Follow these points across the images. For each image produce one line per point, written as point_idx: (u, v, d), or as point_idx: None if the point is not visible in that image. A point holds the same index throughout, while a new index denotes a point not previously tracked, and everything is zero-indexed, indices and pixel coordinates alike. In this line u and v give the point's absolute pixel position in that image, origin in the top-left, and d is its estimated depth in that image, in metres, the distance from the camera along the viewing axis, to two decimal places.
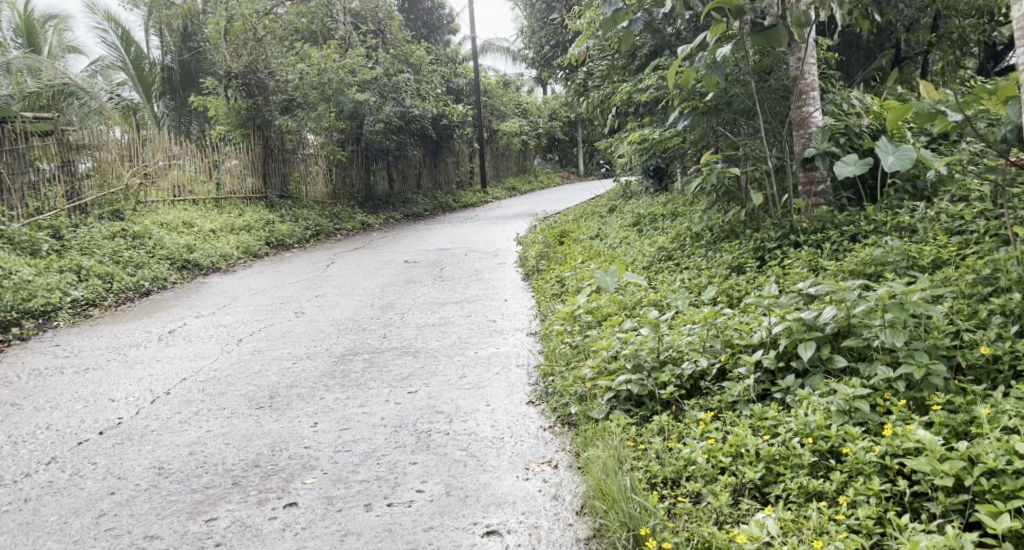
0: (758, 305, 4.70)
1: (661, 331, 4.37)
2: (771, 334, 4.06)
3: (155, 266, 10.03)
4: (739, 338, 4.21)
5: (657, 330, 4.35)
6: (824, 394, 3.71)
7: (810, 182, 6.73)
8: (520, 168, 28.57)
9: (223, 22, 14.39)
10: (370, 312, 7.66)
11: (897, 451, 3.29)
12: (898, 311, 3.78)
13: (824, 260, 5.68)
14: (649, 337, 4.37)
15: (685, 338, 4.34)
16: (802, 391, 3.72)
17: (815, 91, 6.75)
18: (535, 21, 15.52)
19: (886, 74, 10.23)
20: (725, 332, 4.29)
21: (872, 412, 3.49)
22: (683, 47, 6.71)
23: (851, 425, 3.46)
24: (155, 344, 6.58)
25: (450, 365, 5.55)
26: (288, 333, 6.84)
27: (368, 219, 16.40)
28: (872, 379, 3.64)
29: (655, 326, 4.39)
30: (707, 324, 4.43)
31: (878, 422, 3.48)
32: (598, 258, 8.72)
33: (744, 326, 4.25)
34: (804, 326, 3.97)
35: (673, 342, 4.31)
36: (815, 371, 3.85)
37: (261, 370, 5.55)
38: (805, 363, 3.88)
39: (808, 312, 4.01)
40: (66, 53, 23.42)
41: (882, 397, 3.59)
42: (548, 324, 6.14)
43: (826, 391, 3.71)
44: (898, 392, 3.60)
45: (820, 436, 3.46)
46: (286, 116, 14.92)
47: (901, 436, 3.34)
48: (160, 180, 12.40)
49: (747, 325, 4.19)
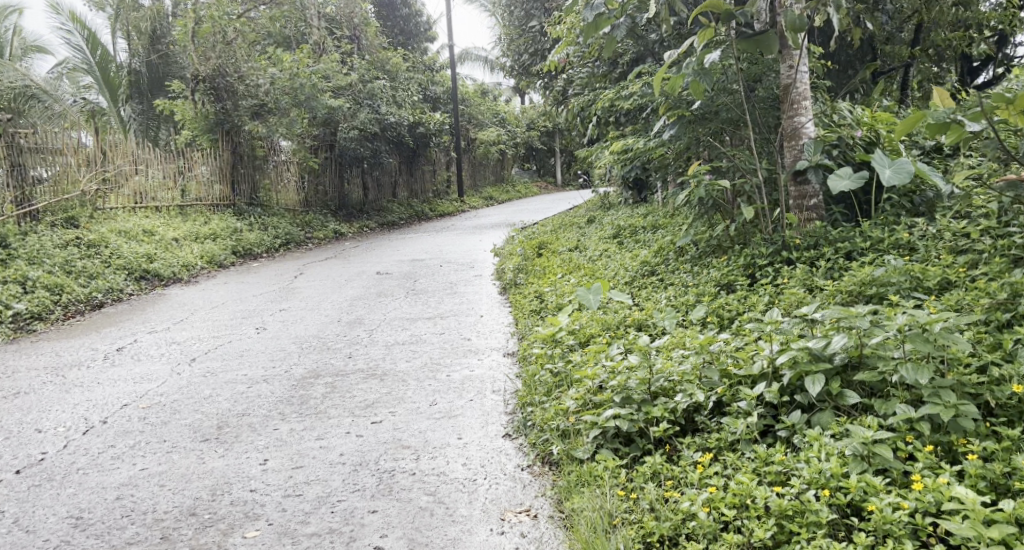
0: (753, 330, 4.33)
1: (650, 359, 3.98)
2: (773, 364, 3.68)
3: (110, 276, 9.53)
4: (737, 366, 3.83)
5: (646, 357, 3.96)
6: (837, 435, 3.37)
7: (801, 196, 6.38)
8: (497, 177, 28.20)
9: (190, 23, 13.67)
10: (337, 329, 7.23)
11: (929, 509, 2.98)
12: (921, 342, 3.43)
13: (819, 281, 5.33)
14: (638, 365, 3.98)
15: (677, 366, 3.95)
16: (812, 432, 3.36)
17: (807, 100, 6.37)
18: (513, 27, 15.16)
19: (874, 84, 9.93)
20: (721, 360, 3.91)
21: (895, 460, 3.16)
22: (670, 51, 6.35)
23: (872, 475, 3.13)
24: (99, 365, 6.13)
25: (420, 390, 5.12)
26: (246, 352, 6.40)
27: (341, 227, 15.93)
28: (892, 420, 3.30)
29: (643, 353, 4.00)
30: (701, 350, 4.04)
31: (902, 472, 3.15)
32: (578, 272, 8.34)
33: (742, 353, 3.86)
34: (811, 356, 3.60)
35: (665, 370, 3.92)
36: (824, 407, 3.50)
37: (211, 396, 5.12)
38: (812, 398, 3.53)
39: (815, 340, 3.64)
40: (30, 52, 22.87)
41: (905, 441, 3.26)
42: (526, 345, 5.74)
43: (840, 434, 3.36)
44: (922, 435, 3.28)
45: (837, 487, 3.12)
46: (256, 121, 14.43)
47: (932, 490, 3.03)
48: (120, 187, 11.87)
49: (746, 353, 3.80)
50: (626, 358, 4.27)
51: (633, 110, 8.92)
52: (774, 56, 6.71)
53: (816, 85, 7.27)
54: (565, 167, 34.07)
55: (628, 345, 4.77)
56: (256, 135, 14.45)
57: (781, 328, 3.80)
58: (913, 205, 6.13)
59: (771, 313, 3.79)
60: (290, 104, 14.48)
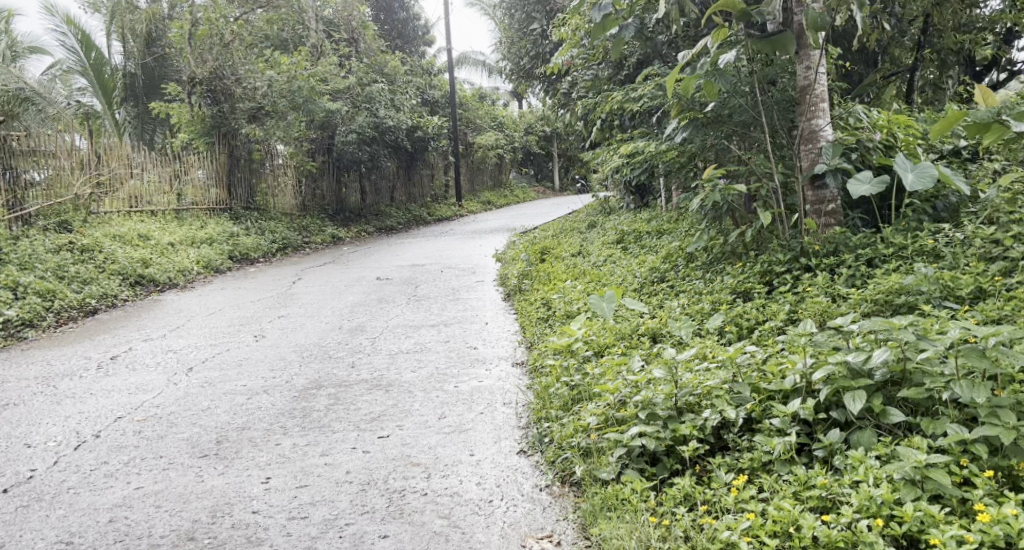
0: (781, 343, 4.15)
1: (676, 373, 3.80)
2: (807, 378, 3.52)
3: (104, 282, 9.32)
4: (768, 381, 3.66)
5: (671, 372, 3.79)
6: (884, 458, 3.21)
7: (819, 201, 6.20)
8: (495, 182, 27.99)
9: (186, 26, 13.52)
10: (338, 337, 7.02)
11: (999, 542, 2.81)
12: (975, 359, 3.26)
13: (841, 290, 5.15)
14: (663, 380, 3.80)
15: (703, 379, 3.77)
16: (856, 453, 3.21)
17: (825, 103, 6.21)
18: (513, 30, 14.98)
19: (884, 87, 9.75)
20: (751, 373, 3.74)
21: (951, 486, 3.02)
22: (683, 51, 6.19)
23: (928, 503, 2.98)
24: (92, 375, 5.91)
25: (427, 402, 4.90)
26: (245, 361, 6.19)
27: (339, 232, 15.71)
28: (945, 442, 3.15)
29: (667, 368, 3.82)
30: (728, 363, 3.86)
31: (960, 499, 3.01)
32: (585, 278, 8.15)
33: (773, 366, 3.69)
34: (850, 372, 3.43)
35: (691, 384, 3.74)
36: (866, 426, 3.34)
37: (210, 408, 4.91)
38: (850, 415, 3.39)
39: (854, 353, 3.47)
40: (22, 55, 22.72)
41: (960, 465, 3.11)
42: (536, 355, 5.55)
43: (886, 456, 3.21)
44: (978, 457, 3.13)
45: (890, 517, 2.97)
46: (254, 124, 14.24)
47: (1000, 521, 2.87)
48: (115, 191, 11.65)
49: (776, 367, 3.62)
50: (647, 371, 4.08)
51: (639, 113, 8.74)
52: (790, 56, 6.54)
53: (831, 87, 7.08)
54: (562, 172, 33.85)
55: (646, 358, 4.57)
56: (253, 138, 14.25)
57: (815, 341, 3.63)
58: (936, 211, 5.94)
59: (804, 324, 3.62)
60: (288, 106, 14.27)
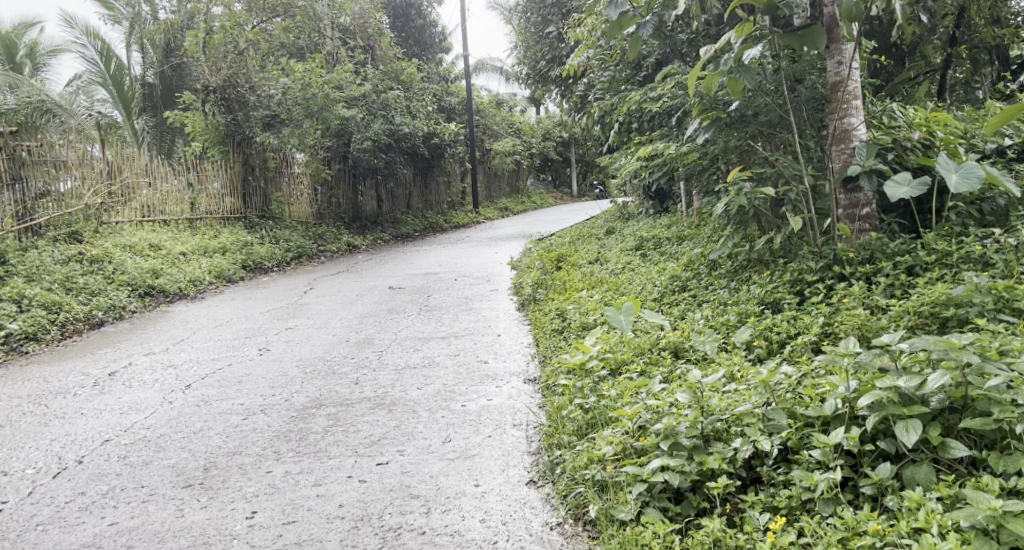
0: (818, 365, 3.82)
1: (702, 397, 3.48)
2: (852, 405, 3.21)
3: (113, 293, 9.06)
4: (805, 406, 3.35)
5: (697, 396, 3.46)
6: (947, 501, 2.92)
7: (853, 204, 5.85)
8: (513, 188, 27.66)
9: (201, 34, 13.30)
10: (343, 351, 6.71)
11: None
12: None
13: (881, 303, 4.80)
14: (687, 406, 3.48)
15: (731, 404, 3.46)
16: (916, 495, 2.91)
17: (858, 100, 5.87)
18: (529, 34, 14.69)
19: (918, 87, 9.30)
20: (787, 397, 3.42)
21: None
22: (705, 47, 5.87)
23: None
24: (87, 393, 5.60)
25: (432, 423, 4.58)
26: (245, 378, 5.86)
27: (355, 240, 15.44)
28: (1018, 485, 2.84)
29: (693, 392, 3.50)
30: (760, 388, 3.54)
31: None
32: (602, 287, 7.82)
33: (811, 390, 3.39)
34: (901, 398, 3.14)
35: (717, 410, 3.43)
36: (923, 462, 3.05)
37: (203, 430, 4.58)
38: (903, 447, 3.10)
39: (906, 379, 3.16)
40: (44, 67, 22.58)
41: None
42: (549, 372, 5.20)
43: (950, 499, 2.92)
44: None
45: None
46: (268, 133, 14.02)
47: None
48: (129, 201, 11.44)
49: (815, 391, 3.32)
50: (668, 393, 3.76)
51: (661, 115, 8.40)
52: (819, 51, 6.20)
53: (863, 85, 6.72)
54: (579, 178, 33.48)
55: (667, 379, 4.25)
56: (268, 146, 14.04)
57: (860, 361, 3.32)
58: (982, 214, 5.59)
59: (847, 342, 3.30)
60: (303, 114, 14.03)
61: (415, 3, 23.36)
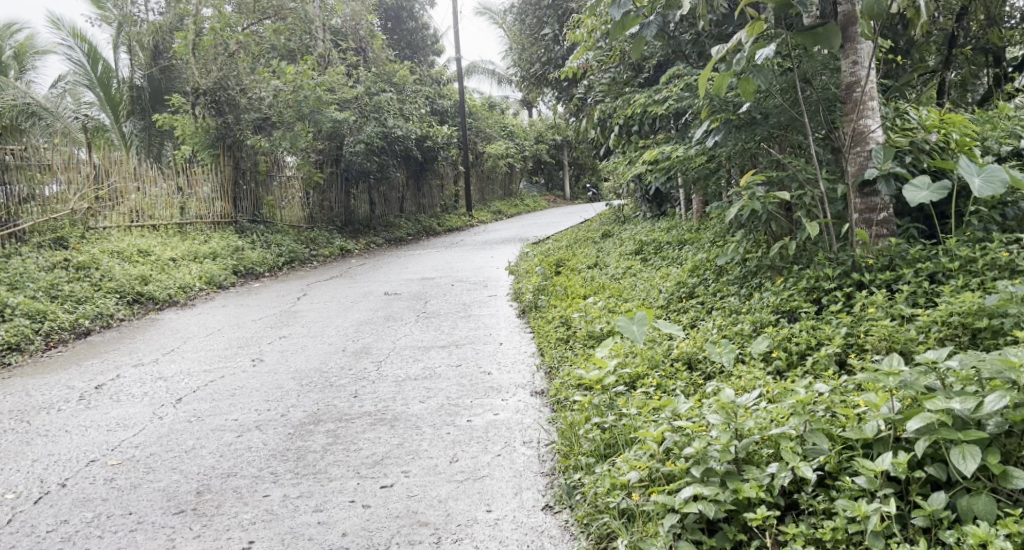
0: (850, 382, 3.73)
1: (733, 420, 3.39)
2: (897, 429, 3.14)
3: (100, 301, 8.80)
4: (844, 429, 3.28)
5: (729, 419, 3.37)
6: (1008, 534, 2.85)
7: (869, 209, 5.68)
8: (506, 191, 27.41)
9: (190, 36, 13.06)
10: (342, 361, 6.49)
11: None
12: None
13: (905, 312, 4.63)
14: (718, 429, 3.39)
15: (764, 426, 3.37)
16: (979, 530, 2.83)
17: (874, 101, 5.69)
18: (524, 36, 14.33)
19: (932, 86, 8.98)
20: (822, 418, 3.35)
21: None
22: (717, 46, 5.68)
23: None
24: (72, 408, 5.35)
25: (439, 440, 4.36)
26: (239, 391, 5.62)
27: (348, 244, 15.19)
28: None
29: (724, 413, 3.41)
30: (793, 408, 3.44)
31: None
32: (605, 293, 7.61)
33: (849, 411, 3.31)
34: (953, 423, 3.06)
35: (748, 433, 3.34)
36: (979, 491, 2.97)
37: (195, 448, 4.32)
38: (956, 474, 3.03)
39: (958, 401, 3.08)
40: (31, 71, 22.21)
41: None
42: (558, 385, 5.00)
43: (1019, 535, 2.84)
44: None
45: None
46: (259, 135, 13.77)
47: None
48: (116, 205, 11.16)
49: (854, 412, 3.24)
50: (694, 412, 3.66)
51: (664, 116, 8.18)
52: (832, 50, 6.02)
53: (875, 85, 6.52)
54: (572, 181, 33.26)
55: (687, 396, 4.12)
56: (259, 150, 13.78)
57: (904, 380, 3.24)
58: (1004, 219, 5.43)
59: (893, 361, 3.21)
60: (294, 117, 13.78)
61: (407, 6, 23.12)
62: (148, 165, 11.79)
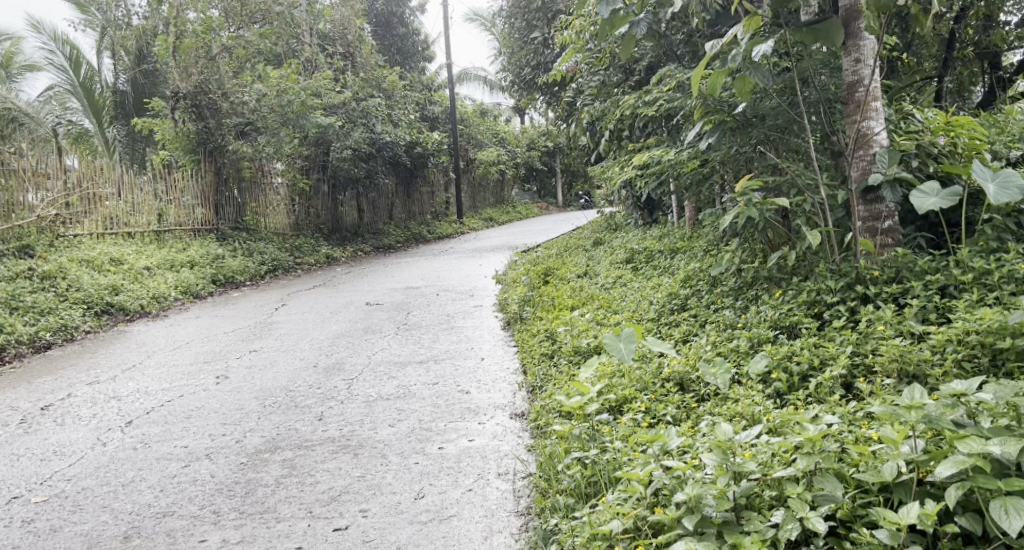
0: (860, 414, 3.41)
1: (732, 459, 3.06)
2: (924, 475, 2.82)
3: (64, 313, 8.36)
4: (861, 471, 2.95)
5: (727, 458, 3.05)
6: None
7: (872, 217, 5.28)
8: (498, 198, 27.03)
9: (170, 38, 12.55)
10: (312, 378, 6.07)
11: None
12: None
13: (916, 329, 4.26)
14: (715, 470, 3.06)
15: (767, 468, 3.05)
16: None
17: (878, 102, 5.33)
18: (513, 40, 13.96)
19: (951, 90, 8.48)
20: (832, 456, 3.03)
21: None
22: (711, 43, 5.34)
23: None
24: (11, 433, 4.92)
25: (406, 471, 3.96)
26: (195, 413, 5.20)
27: (334, 252, 14.77)
28: None
29: (723, 453, 3.08)
30: (800, 444, 3.11)
31: None
32: (594, 304, 7.22)
33: (868, 451, 2.98)
34: (988, 467, 2.74)
35: (749, 476, 3.01)
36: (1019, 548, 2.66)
37: (134, 482, 3.91)
38: (993, 529, 2.71)
39: (995, 443, 2.75)
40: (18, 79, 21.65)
41: None
42: (538, 408, 4.61)
43: None
44: None
45: None
46: (242, 141, 13.36)
47: None
48: (89, 212, 10.71)
49: (873, 452, 2.91)
50: (689, 449, 3.33)
51: (658, 120, 7.81)
52: (833, 48, 5.66)
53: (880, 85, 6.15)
54: (565, 188, 32.91)
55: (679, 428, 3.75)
56: (242, 156, 13.31)
57: (930, 414, 2.92)
58: (1019, 227, 5.06)
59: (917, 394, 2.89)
60: (278, 122, 13.34)
61: (396, 11, 22.76)
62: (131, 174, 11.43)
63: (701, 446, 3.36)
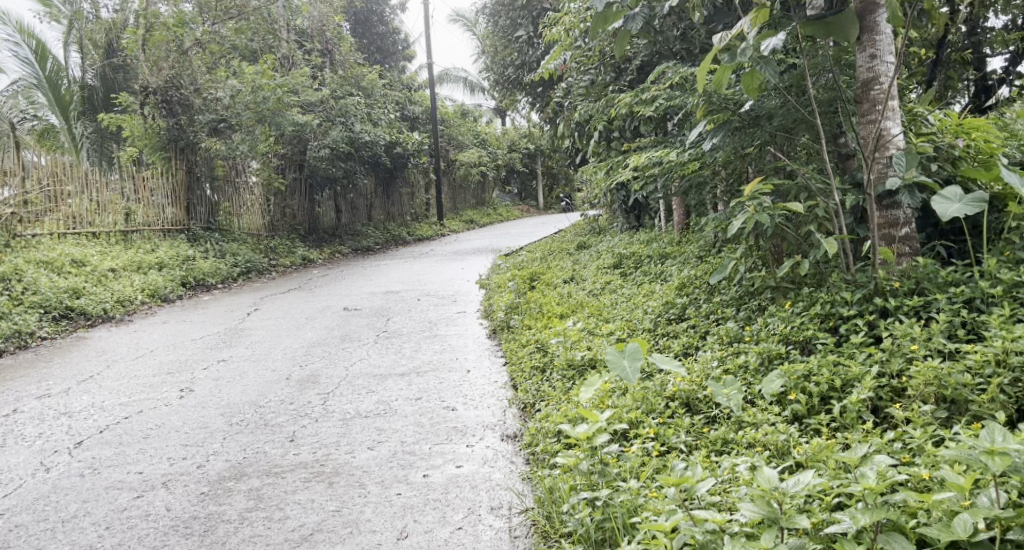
0: (905, 453, 3.23)
1: (778, 514, 2.86)
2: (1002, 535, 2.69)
3: (18, 318, 7.82)
4: (929, 527, 2.78)
5: (774, 511, 2.85)
6: None
7: (889, 224, 4.93)
8: (478, 200, 26.60)
9: (140, 31, 12.01)
10: (284, 392, 5.62)
11: None
12: None
13: (947, 346, 3.90)
14: (756, 524, 2.86)
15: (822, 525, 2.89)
16: None
17: (894, 100, 4.98)
18: (497, 38, 13.56)
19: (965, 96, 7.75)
20: (893, 510, 2.85)
21: None
22: (716, 36, 4.81)
23: None
24: None
25: (388, 507, 3.57)
26: (154, 432, 4.74)
27: (311, 253, 14.27)
28: None
29: (767, 505, 2.88)
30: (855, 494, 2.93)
31: None
32: (583, 312, 6.80)
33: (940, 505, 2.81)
34: None
35: (796, 533, 2.82)
36: None
37: (77, 517, 3.57)
38: None
39: None
40: None
41: None
42: (533, 430, 4.21)
43: None
44: None
45: None
46: (215, 138, 12.84)
47: None
48: (51, 211, 10.16)
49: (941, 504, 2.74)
50: (723, 503, 3.13)
51: (653, 119, 7.43)
52: (845, 44, 5.29)
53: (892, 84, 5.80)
54: (545, 190, 32.57)
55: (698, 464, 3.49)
56: (215, 153, 12.81)
57: (1014, 462, 2.78)
58: None
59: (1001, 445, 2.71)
60: (253, 119, 12.92)
61: (376, 9, 22.27)
62: (97, 172, 10.91)
63: (735, 495, 3.15)
